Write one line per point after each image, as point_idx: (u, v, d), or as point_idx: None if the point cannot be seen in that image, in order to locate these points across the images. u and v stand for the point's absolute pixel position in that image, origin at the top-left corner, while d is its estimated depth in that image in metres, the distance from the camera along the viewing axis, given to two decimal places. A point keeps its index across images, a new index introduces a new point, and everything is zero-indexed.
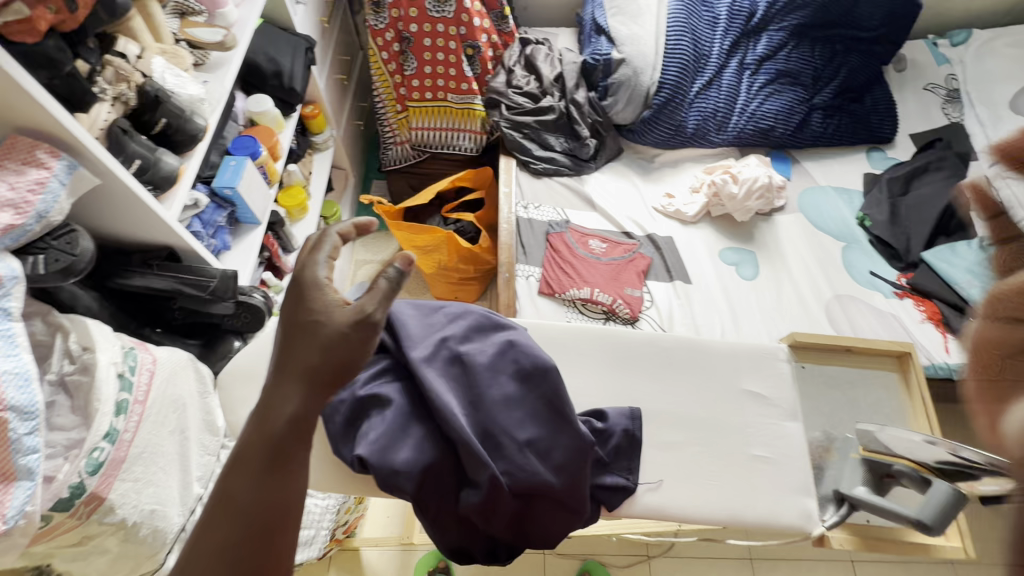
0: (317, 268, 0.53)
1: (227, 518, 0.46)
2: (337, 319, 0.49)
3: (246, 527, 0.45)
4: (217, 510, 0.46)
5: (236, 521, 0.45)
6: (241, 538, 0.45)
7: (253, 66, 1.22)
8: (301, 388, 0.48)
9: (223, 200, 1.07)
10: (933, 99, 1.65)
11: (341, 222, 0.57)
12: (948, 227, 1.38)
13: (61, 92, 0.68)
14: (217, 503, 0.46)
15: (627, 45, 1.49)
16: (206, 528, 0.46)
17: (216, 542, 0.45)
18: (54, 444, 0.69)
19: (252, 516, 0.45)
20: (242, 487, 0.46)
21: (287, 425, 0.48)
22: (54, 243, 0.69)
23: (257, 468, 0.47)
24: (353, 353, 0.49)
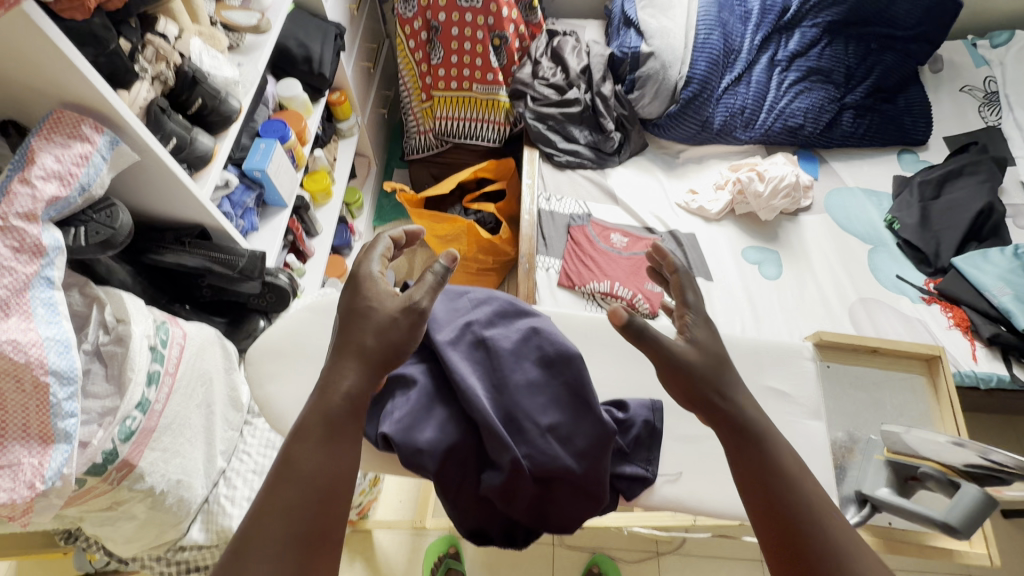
0: (370, 263, 0.59)
1: (286, 485, 0.47)
2: (388, 307, 0.55)
3: (307, 492, 0.47)
4: (275, 480, 0.47)
5: (301, 489, 0.47)
6: (303, 504, 0.46)
7: (284, 51, 1.24)
8: (356, 367, 0.52)
9: (252, 182, 1.09)
10: (969, 101, 1.61)
11: (393, 229, 0.65)
12: (979, 232, 1.37)
13: (105, 70, 0.70)
14: (277, 470, 0.48)
15: (656, 39, 1.48)
16: (270, 498, 0.46)
17: (275, 509, 0.46)
18: (89, 411, 0.71)
19: (314, 483, 0.47)
20: (304, 455, 0.48)
21: (346, 401, 0.51)
22: (95, 216, 0.71)
23: (318, 438, 0.49)
24: (402, 339, 0.54)
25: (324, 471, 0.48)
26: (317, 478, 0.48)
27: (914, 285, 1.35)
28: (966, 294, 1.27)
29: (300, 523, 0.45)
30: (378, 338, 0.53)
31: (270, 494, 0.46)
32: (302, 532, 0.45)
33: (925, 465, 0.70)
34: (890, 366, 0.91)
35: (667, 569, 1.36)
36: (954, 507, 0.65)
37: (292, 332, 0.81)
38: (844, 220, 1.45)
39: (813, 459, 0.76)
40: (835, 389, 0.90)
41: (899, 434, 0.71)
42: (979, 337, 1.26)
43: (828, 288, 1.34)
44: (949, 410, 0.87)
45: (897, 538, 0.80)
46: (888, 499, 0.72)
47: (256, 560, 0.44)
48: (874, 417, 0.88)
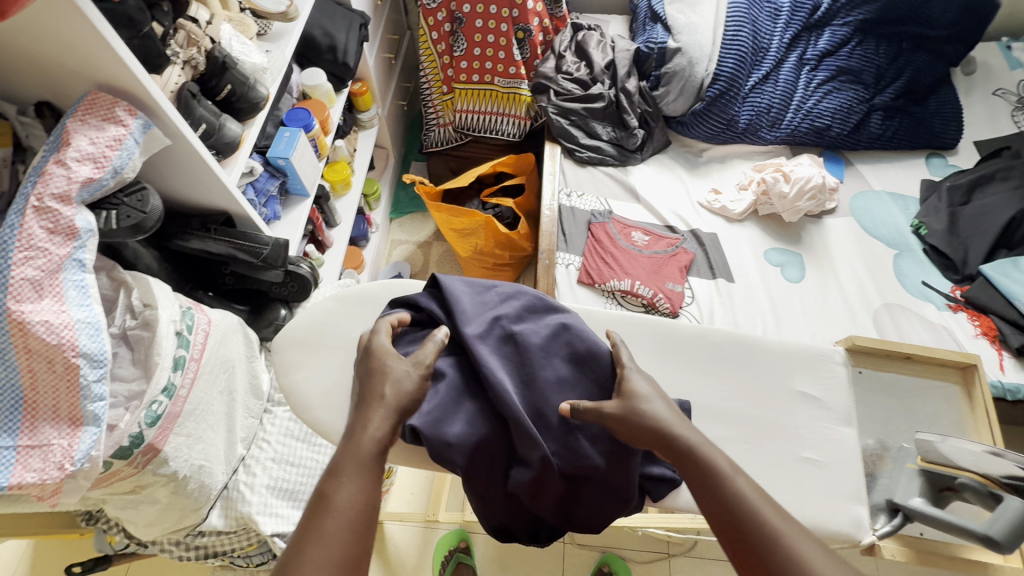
0: (379, 336, 0.67)
1: (324, 517, 0.50)
2: (398, 367, 0.63)
3: (344, 523, 0.50)
4: (313, 514, 0.50)
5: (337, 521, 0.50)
6: (342, 534, 0.49)
7: (309, 39, 1.23)
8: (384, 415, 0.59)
9: (276, 170, 1.09)
10: (1002, 105, 1.57)
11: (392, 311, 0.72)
12: (1010, 240, 1.33)
13: (139, 53, 0.70)
14: (314, 505, 0.51)
15: (684, 34, 1.45)
16: (306, 532, 0.49)
17: (316, 538, 0.48)
18: (116, 394, 0.71)
19: (350, 513, 0.51)
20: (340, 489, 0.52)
21: (375, 445, 0.56)
22: (126, 200, 0.71)
23: (352, 473, 0.53)
24: (417, 391, 0.62)
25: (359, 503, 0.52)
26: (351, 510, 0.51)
27: (940, 292, 1.32)
28: (995, 303, 1.24)
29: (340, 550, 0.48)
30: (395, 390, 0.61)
31: (309, 527, 0.49)
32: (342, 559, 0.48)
33: (963, 475, 0.69)
34: (921, 374, 0.89)
35: (678, 570, 1.35)
36: (995, 521, 0.64)
37: (317, 321, 0.80)
38: (870, 224, 1.43)
39: (842, 465, 0.75)
40: (866, 395, 0.88)
41: (933, 444, 0.72)
42: (1007, 346, 1.23)
43: (852, 293, 1.32)
44: (984, 421, 0.85)
45: (929, 549, 0.78)
46: (922, 510, 0.70)
47: None
48: (906, 425, 0.87)
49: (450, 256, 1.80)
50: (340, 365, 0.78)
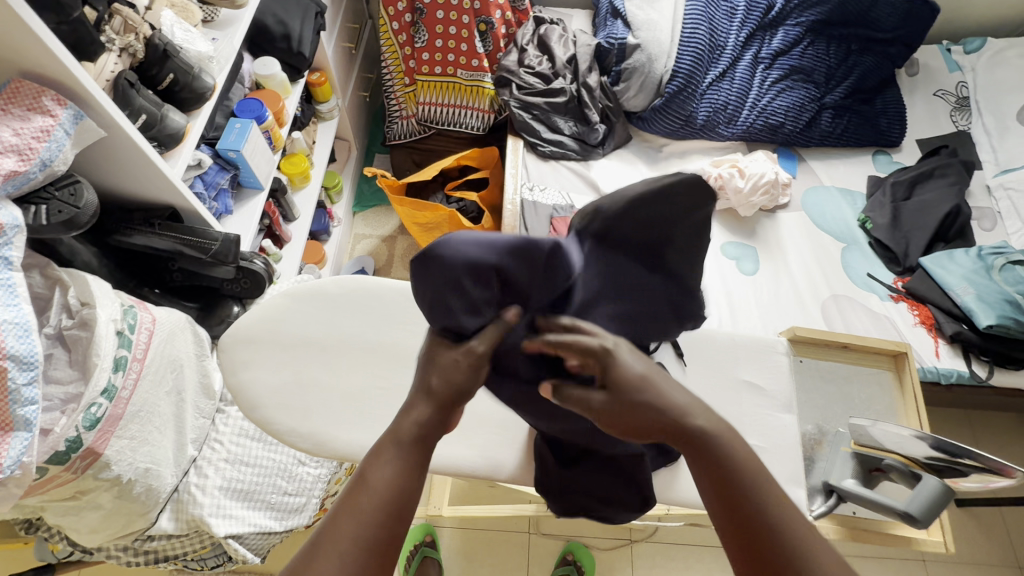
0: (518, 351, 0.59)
1: (361, 496, 0.47)
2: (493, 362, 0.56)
3: (380, 499, 0.47)
4: (352, 492, 0.48)
5: (368, 508, 0.46)
6: (376, 520, 0.46)
7: (261, 27, 1.19)
8: (429, 400, 0.54)
9: (227, 162, 1.06)
10: (942, 105, 1.65)
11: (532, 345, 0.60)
12: (946, 233, 1.41)
13: (68, 39, 0.66)
14: (354, 481, 0.49)
15: (643, 30, 1.48)
16: (342, 514, 0.46)
17: (354, 513, 0.46)
18: (51, 397, 0.68)
19: (387, 493, 0.48)
20: (381, 470, 0.49)
21: (415, 431, 0.52)
22: (57, 193, 0.68)
23: (393, 454, 0.51)
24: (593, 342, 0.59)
25: (397, 486, 0.48)
26: (388, 496, 0.48)
27: (883, 283, 1.39)
28: (932, 293, 1.31)
29: (375, 529, 0.45)
30: (444, 379, 0.55)
31: (345, 508, 0.46)
32: (374, 540, 0.45)
33: (889, 458, 0.74)
34: (858, 362, 0.94)
35: (639, 555, 1.39)
36: (914, 497, 0.69)
37: (267, 318, 0.78)
38: (819, 218, 1.49)
39: (783, 450, 0.78)
40: (806, 383, 0.92)
41: (865, 429, 0.73)
42: (943, 334, 1.30)
43: (803, 284, 1.37)
44: (913, 404, 0.90)
45: (864, 527, 0.83)
46: (856, 490, 0.75)
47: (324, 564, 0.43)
48: (844, 410, 0.91)
49: (414, 250, 1.79)
50: (292, 363, 0.77)
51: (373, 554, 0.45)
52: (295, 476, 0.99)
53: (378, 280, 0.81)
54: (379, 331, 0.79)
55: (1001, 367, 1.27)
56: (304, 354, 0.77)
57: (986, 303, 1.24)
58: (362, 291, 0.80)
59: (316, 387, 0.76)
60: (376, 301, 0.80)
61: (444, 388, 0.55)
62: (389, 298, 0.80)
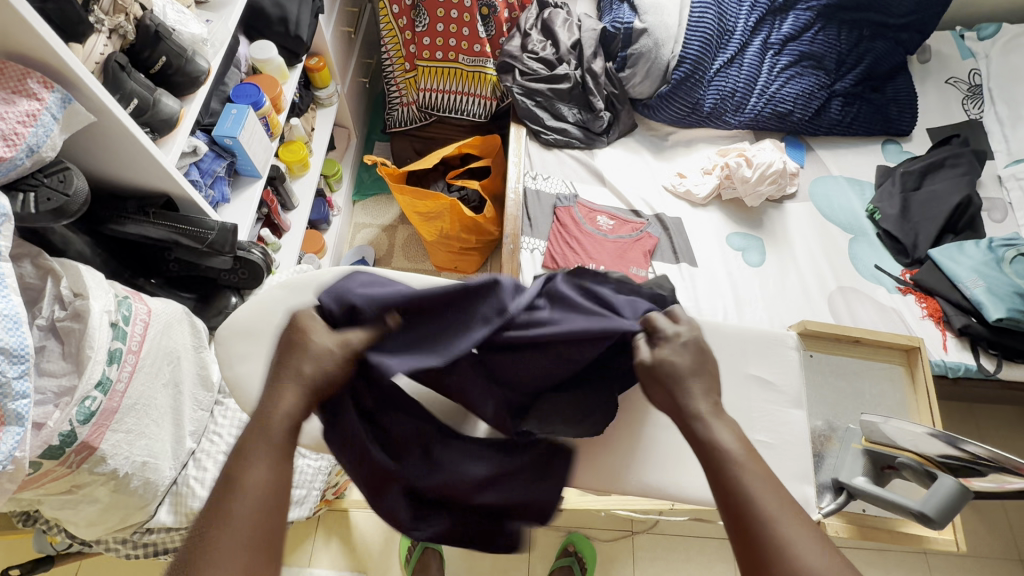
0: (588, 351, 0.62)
1: (232, 501, 0.46)
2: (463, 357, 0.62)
3: (250, 504, 0.46)
4: (220, 497, 0.47)
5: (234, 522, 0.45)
6: (247, 527, 0.45)
7: (257, 9, 1.15)
8: (301, 390, 0.53)
9: (223, 150, 1.03)
10: (954, 93, 1.62)
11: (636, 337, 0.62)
12: (955, 225, 1.39)
13: (55, 19, 0.63)
14: (222, 482, 0.47)
15: (650, 15, 1.44)
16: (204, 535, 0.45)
17: (225, 524, 0.45)
18: (44, 391, 0.67)
19: (258, 497, 0.47)
20: (251, 472, 0.48)
21: (287, 424, 0.52)
22: (46, 180, 0.66)
23: (262, 455, 0.49)
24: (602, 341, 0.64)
25: (269, 486, 0.48)
26: (261, 499, 0.47)
27: (891, 275, 1.37)
28: (941, 285, 1.29)
29: (250, 530, 0.45)
30: (316, 368, 0.54)
31: (217, 516, 0.45)
32: (250, 540, 0.45)
33: (903, 455, 0.72)
34: (868, 356, 0.92)
35: (641, 547, 1.39)
36: (930, 498, 0.66)
37: (263, 310, 0.76)
38: (827, 209, 1.46)
39: (792, 446, 0.77)
40: (815, 377, 0.91)
41: (877, 425, 0.73)
42: (951, 327, 1.28)
43: (809, 276, 1.35)
44: (925, 400, 0.88)
45: (872, 525, 0.82)
46: (865, 488, 0.73)
47: None
48: (853, 406, 0.90)
49: (415, 240, 1.76)
50: None
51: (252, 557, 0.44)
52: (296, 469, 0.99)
53: None
54: None
55: (1009, 361, 1.25)
56: None
57: (996, 296, 1.22)
58: None
59: None
60: None
61: (309, 377, 0.54)
62: None
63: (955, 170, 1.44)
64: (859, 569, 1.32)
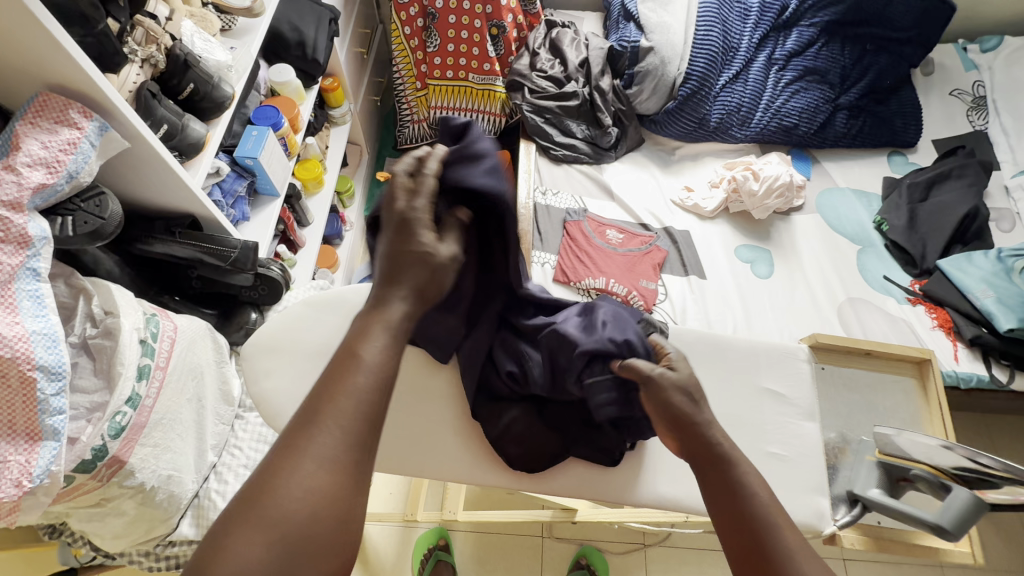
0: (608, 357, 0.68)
1: (352, 375, 0.44)
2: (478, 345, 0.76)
3: (366, 388, 0.44)
4: (339, 363, 0.45)
5: (350, 398, 0.43)
6: (370, 392, 0.44)
7: (277, 34, 1.20)
8: (409, 289, 0.51)
9: (244, 170, 1.06)
10: (958, 105, 1.63)
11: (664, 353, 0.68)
12: (964, 235, 1.40)
13: (93, 52, 0.67)
14: (341, 354, 0.45)
15: (656, 33, 1.47)
16: (317, 402, 0.43)
17: (341, 396, 0.43)
18: (77, 406, 0.69)
19: (381, 372, 0.45)
20: (369, 343, 0.46)
21: (402, 322, 0.49)
22: (83, 205, 0.68)
23: (383, 336, 0.47)
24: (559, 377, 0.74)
25: (387, 361, 0.46)
26: (380, 370, 0.45)
27: (900, 286, 1.37)
28: (952, 296, 1.30)
29: (365, 415, 0.43)
30: (428, 269, 0.52)
31: (339, 382, 0.44)
32: (369, 411, 0.43)
33: (916, 467, 0.72)
34: (877, 367, 0.93)
35: (653, 560, 1.39)
36: (946, 510, 0.67)
37: (285, 328, 0.79)
38: (835, 220, 1.47)
39: (807, 459, 0.78)
40: (826, 389, 0.92)
41: (890, 437, 0.75)
42: (962, 337, 1.28)
43: (818, 288, 1.36)
44: (937, 412, 0.89)
45: (887, 537, 0.82)
46: (880, 500, 0.74)
47: (317, 449, 0.41)
48: (865, 418, 0.90)
49: None
50: (313, 373, 0.77)
51: (370, 420, 0.43)
52: None
53: None
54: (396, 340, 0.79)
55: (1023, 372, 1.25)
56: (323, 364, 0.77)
57: (1007, 306, 1.22)
58: None
59: None
60: None
61: (416, 281, 0.51)
62: None
63: (962, 179, 1.45)
64: None
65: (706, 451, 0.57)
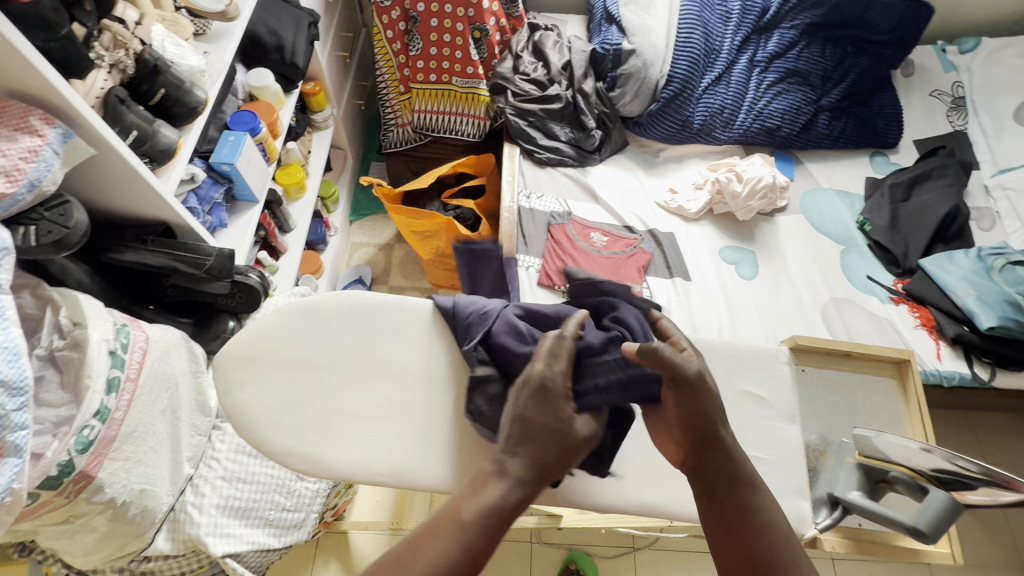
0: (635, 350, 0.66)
1: (454, 534, 0.51)
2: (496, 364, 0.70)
3: (465, 543, 0.51)
4: (445, 522, 0.52)
5: (451, 541, 0.51)
6: (458, 559, 0.50)
7: (255, 38, 1.18)
8: (528, 461, 0.56)
9: (220, 176, 1.04)
10: (938, 105, 1.65)
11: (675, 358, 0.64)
12: (946, 233, 1.41)
13: (57, 57, 0.65)
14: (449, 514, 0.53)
15: (638, 36, 1.47)
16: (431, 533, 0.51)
17: (443, 536, 0.51)
18: (42, 421, 0.67)
19: (473, 542, 0.51)
20: (470, 512, 0.53)
21: (512, 490, 0.55)
22: (47, 214, 0.67)
23: (493, 508, 0.53)
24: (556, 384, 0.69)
25: (484, 533, 0.52)
26: (474, 541, 0.51)
27: (883, 286, 1.38)
28: (933, 295, 1.31)
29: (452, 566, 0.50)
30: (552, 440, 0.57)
31: (436, 538, 0.51)
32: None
33: (895, 469, 0.72)
34: (858, 368, 0.94)
35: (642, 564, 1.38)
36: (922, 512, 0.67)
37: (259, 337, 0.77)
38: (819, 221, 1.48)
39: (787, 461, 0.77)
40: (808, 391, 0.92)
41: (868, 439, 0.74)
42: (944, 336, 1.29)
43: (802, 289, 1.36)
44: (916, 413, 0.89)
45: (868, 538, 0.83)
46: (860, 503, 0.74)
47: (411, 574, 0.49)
48: (846, 419, 0.91)
49: (411, 258, 1.78)
50: (288, 382, 0.76)
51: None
52: (294, 492, 0.98)
53: (375, 295, 0.80)
54: (389, 349, 0.78)
55: (1004, 369, 1.26)
56: (299, 373, 0.76)
57: (987, 304, 1.23)
58: (360, 305, 0.79)
59: (311, 407, 0.75)
60: (373, 316, 0.79)
61: (541, 457, 0.56)
62: (387, 314, 0.79)
63: (940, 177, 1.47)
64: None
65: (722, 472, 0.59)
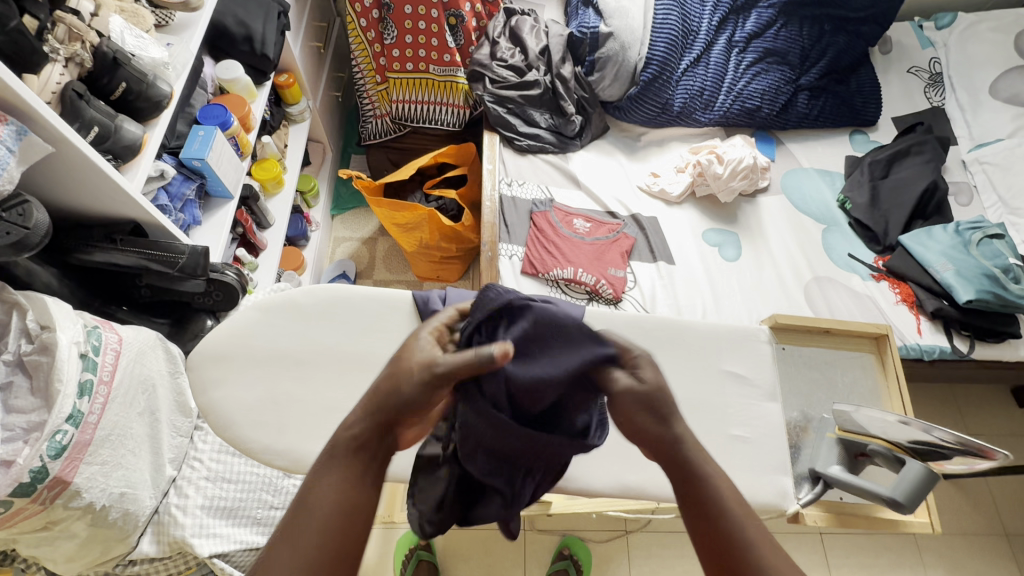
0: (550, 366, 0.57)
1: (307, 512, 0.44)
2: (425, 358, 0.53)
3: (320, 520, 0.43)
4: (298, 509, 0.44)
5: (310, 526, 0.43)
6: (315, 538, 0.42)
7: (221, 29, 1.15)
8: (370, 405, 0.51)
9: (192, 172, 1.02)
10: (916, 82, 1.65)
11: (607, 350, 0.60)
12: (924, 210, 1.42)
13: (7, 51, 0.62)
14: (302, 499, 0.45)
15: (615, 18, 1.46)
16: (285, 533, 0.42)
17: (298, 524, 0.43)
18: (12, 427, 0.65)
19: (336, 512, 0.44)
20: (322, 484, 0.46)
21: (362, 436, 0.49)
22: (4, 215, 0.65)
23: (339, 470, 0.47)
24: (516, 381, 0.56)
25: (343, 499, 0.45)
26: (333, 511, 0.44)
27: (864, 263, 1.39)
28: (913, 270, 1.32)
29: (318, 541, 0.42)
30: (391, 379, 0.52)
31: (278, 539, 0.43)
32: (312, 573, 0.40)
33: (873, 442, 0.75)
34: (840, 345, 0.94)
35: (635, 547, 1.39)
36: (900, 484, 0.71)
37: (237, 333, 0.76)
38: (799, 200, 1.49)
39: (769, 439, 0.78)
40: (789, 369, 0.93)
41: (847, 413, 0.74)
42: (924, 311, 1.31)
43: (784, 267, 1.37)
44: (896, 387, 0.91)
45: (848, 512, 0.83)
46: (841, 477, 0.77)
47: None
48: (827, 395, 0.92)
49: (394, 251, 1.76)
50: (265, 379, 0.74)
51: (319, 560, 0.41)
52: (281, 489, 0.98)
53: (352, 288, 0.79)
54: (362, 340, 0.77)
55: (982, 342, 1.29)
56: (277, 369, 0.75)
57: (965, 278, 1.25)
58: (337, 298, 0.78)
59: (290, 404, 0.74)
60: (351, 309, 0.78)
61: (383, 390, 0.51)
62: (365, 306, 0.78)
63: (926, 145, 1.48)
64: (843, 554, 1.34)
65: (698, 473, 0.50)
